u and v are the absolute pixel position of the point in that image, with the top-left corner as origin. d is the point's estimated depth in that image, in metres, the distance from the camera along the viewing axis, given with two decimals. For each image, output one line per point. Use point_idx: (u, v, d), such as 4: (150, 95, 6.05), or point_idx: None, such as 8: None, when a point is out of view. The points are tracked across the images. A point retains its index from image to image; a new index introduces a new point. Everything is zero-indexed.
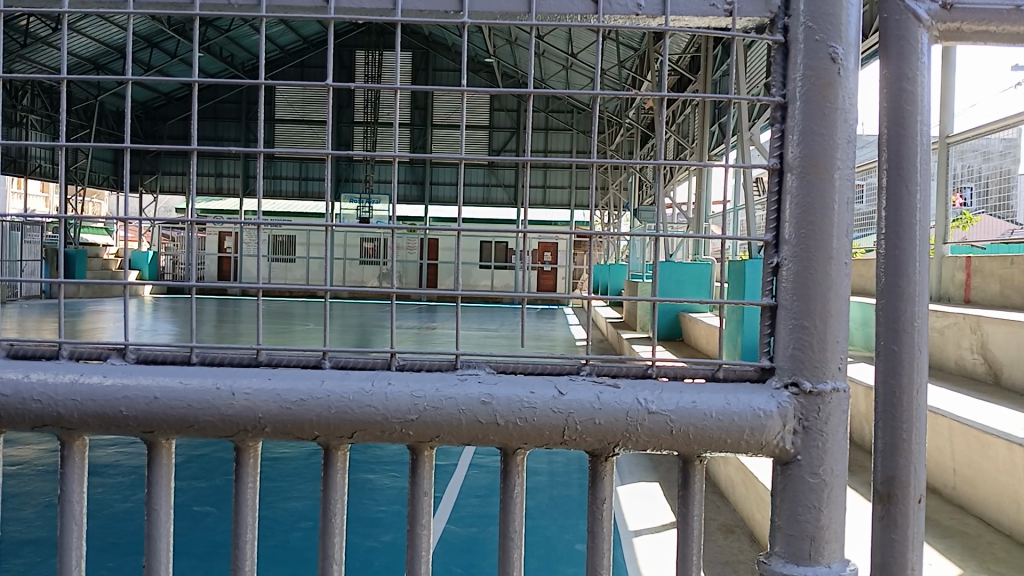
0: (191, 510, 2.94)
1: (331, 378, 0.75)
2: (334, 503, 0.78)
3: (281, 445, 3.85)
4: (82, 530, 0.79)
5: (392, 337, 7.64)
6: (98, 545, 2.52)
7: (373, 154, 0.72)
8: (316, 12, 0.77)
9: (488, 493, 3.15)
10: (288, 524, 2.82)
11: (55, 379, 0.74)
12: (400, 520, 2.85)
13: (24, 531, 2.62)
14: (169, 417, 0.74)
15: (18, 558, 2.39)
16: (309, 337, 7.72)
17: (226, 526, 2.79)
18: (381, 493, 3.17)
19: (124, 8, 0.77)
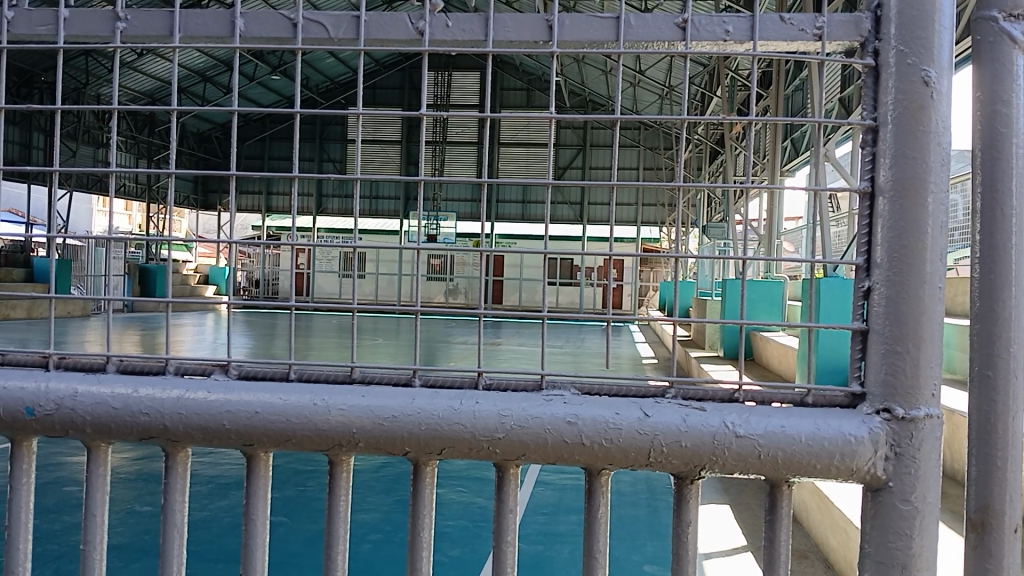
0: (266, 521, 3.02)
1: (422, 396, 0.77)
2: (422, 517, 0.80)
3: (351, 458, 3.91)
4: (182, 537, 0.83)
5: (458, 354, 7.71)
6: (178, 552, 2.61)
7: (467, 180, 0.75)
8: (410, 44, 0.80)
9: (555, 511, 3.14)
10: (358, 536, 2.87)
11: (162, 394, 0.78)
12: (467, 536, 2.87)
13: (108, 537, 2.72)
14: (269, 431, 0.77)
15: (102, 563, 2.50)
16: (379, 352, 7.86)
17: (299, 536, 2.85)
18: (449, 508, 3.20)
19: (232, 42, 0.81)
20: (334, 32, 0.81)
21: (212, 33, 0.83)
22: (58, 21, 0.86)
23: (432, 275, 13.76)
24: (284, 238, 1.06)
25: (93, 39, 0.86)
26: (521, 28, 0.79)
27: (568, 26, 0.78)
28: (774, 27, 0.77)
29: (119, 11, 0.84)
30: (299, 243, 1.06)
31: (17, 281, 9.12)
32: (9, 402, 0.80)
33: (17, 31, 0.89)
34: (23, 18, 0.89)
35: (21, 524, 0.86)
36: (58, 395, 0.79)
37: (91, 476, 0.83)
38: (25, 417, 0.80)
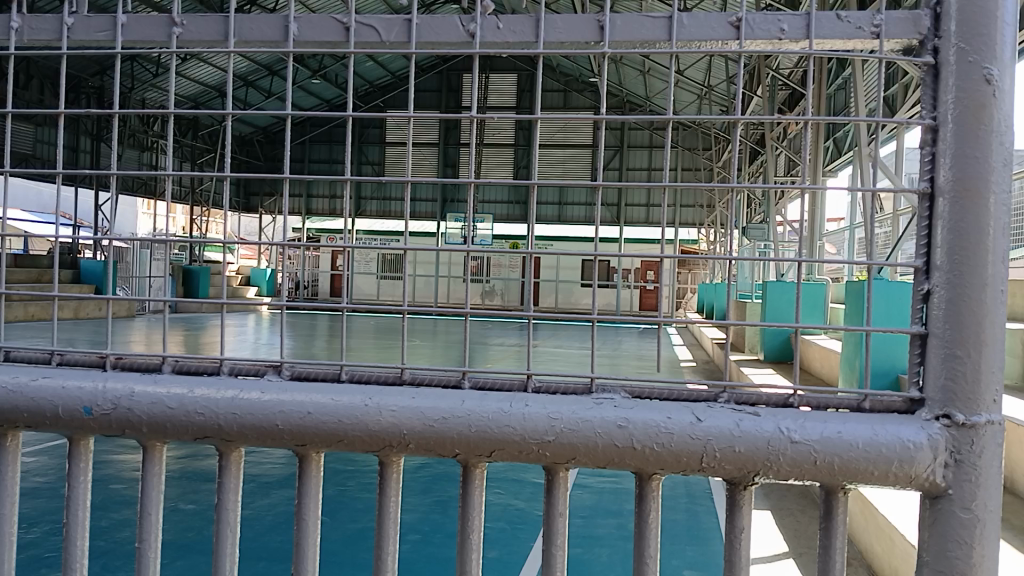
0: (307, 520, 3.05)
1: (471, 398, 0.77)
2: (471, 520, 0.80)
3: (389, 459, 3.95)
4: (234, 536, 0.84)
5: (494, 355, 7.74)
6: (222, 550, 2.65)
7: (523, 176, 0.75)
8: (463, 45, 0.81)
9: (594, 514, 3.13)
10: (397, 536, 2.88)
11: (217, 394, 0.80)
12: (505, 537, 2.87)
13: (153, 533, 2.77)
14: (321, 431, 0.78)
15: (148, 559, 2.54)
16: (417, 353, 7.91)
17: (338, 535, 2.87)
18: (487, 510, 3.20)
19: (286, 46, 0.83)
20: (388, 37, 0.82)
21: (267, 37, 0.84)
22: (116, 27, 0.88)
23: (468, 277, 13.83)
24: (333, 240, 1.08)
25: (149, 45, 0.89)
26: (571, 29, 0.79)
27: (619, 27, 0.78)
28: (831, 25, 0.76)
29: (176, 16, 0.86)
30: (346, 245, 1.07)
31: (65, 281, 9.34)
32: (67, 400, 0.82)
33: (77, 36, 0.91)
34: (83, 24, 0.91)
35: (77, 521, 0.88)
36: (115, 394, 0.81)
37: (147, 474, 0.85)
38: (83, 415, 0.81)
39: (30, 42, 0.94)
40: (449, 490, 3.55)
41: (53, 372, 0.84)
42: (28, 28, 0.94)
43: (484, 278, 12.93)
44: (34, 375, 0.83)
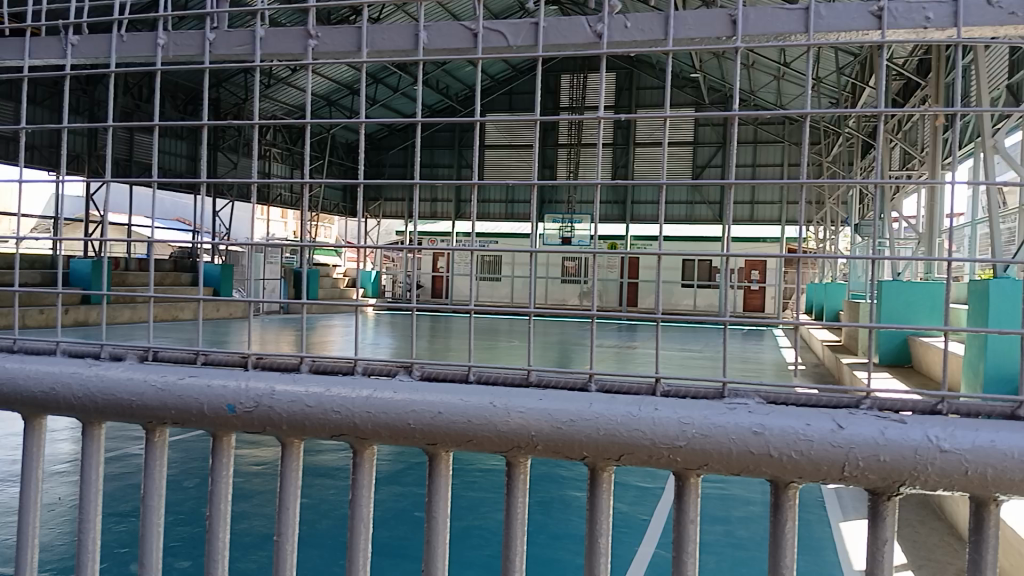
0: (413, 515, 3.10)
1: (599, 402, 0.77)
2: (599, 522, 0.79)
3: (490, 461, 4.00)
4: (367, 534, 0.85)
5: (594, 357, 7.73)
6: (331, 544, 2.72)
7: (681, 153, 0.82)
8: (589, 45, 0.90)
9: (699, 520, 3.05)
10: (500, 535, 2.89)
11: (352, 394, 0.82)
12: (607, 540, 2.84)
13: (267, 525, 2.88)
14: (452, 430, 0.79)
15: (265, 549, 2.63)
16: (515, 353, 7.97)
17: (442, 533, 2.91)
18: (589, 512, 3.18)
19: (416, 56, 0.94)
20: (514, 40, 0.92)
21: (399, 45, 0.98)
22: (255, 40, 1.01)
23: (567, 278, 13.83)
24: (434, 244, 1.13)
25: (285, 57, 1.02)
26: (701, 26, 0.86)
27: (751, 22, 0.84)
28: (980, 12, 0.80)
29: (310, 29, 1.00)
30: (447, 248, 1.13)
31: (185, 284, 9.85)
32: (212, 398, 0.85)
33: (217, 49, 1.03)
34: (222, 39, 1.03)
35: (218, 515, 0.88)
36: (257, 393, 0.84)
37: (285, 472, 0.87)
38: (227, 413, 0.85)
39: (173, 56, 1.07)
40: (550, 491, 3.53)
41: (200, 371, 0.89)
42: (174, 44, 1.07)
43: (583, 279, 12.93)
44: (182, 374, 0.88)
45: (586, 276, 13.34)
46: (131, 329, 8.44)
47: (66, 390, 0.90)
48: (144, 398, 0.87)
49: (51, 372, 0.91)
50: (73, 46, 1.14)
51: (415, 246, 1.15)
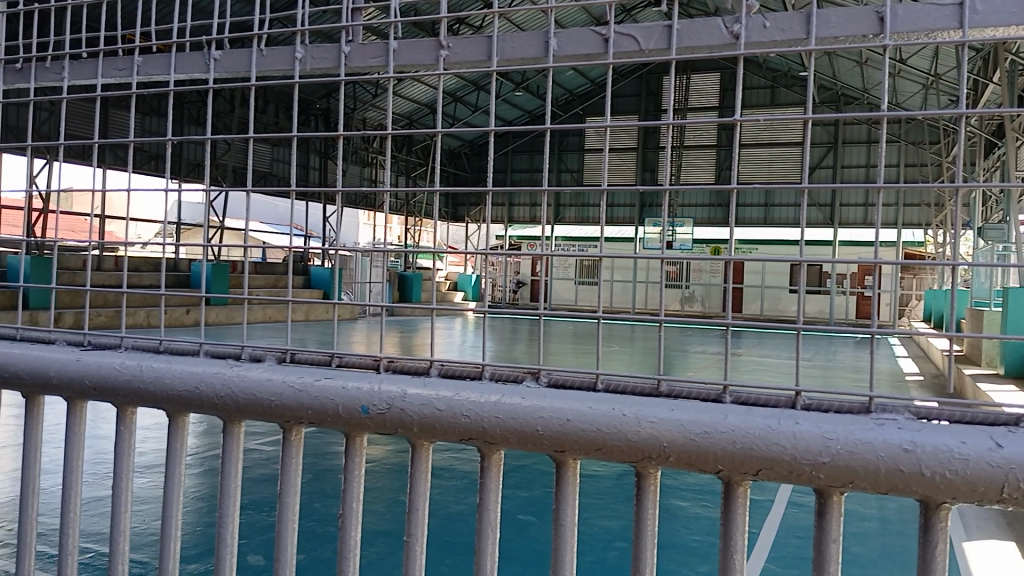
0: (515, 518, 3.15)
1: (735, 413, 0.75)
2: (735, 539, 0.77)
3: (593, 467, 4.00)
4: (494, 538, 0.85)
5: (696, 364, 7.62)
6: (438, 543, 2.77)
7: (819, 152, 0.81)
8: (725, 46, 0.89)
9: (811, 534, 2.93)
10: (604, 542, 2.87)
11: (481, 399, 0.83)
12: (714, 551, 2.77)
13: (376, 522, 2.96)
14: (581, 438, 0.79)
15: (373, 546, 2.71)
16: (614, 359, 7.95)
17: (545, 537, 2.92)
18: (694, 521, 3.12)
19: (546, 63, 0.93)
20: (646, 45, 0.93)
21: (527, 53, 0.95)
22: (389, 53, 1.00)
23: (669, 283, 13.66)
24: (536, 247, 1.14)
25: (420, 67, 1.01)
26: (846, 24, 0.83)
27: (899, 18, 0.82)
28: None
29: (443, 41, 0.98)
30: (547, 254, 1.12)
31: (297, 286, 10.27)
32: (347, 400, 0.88)
33: (352, 61, 1.03)
34: (359, 51, 1.02)
35: (350, 514, 0.90)
36: (389, 395, 0.86)
37: (414, 473, 0.88)
38: (360, 414, 0.87)
39: (309, 68, 1.07)
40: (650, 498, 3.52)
41: (334, 373, 0.91)
42: (311, 58, 1.08)
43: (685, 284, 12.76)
44: (318, 376, 0.91)
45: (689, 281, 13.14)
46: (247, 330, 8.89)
47: (208, 390, 0.94)
48: (283, 398, 0.91)
49: (195, 372, 0.96)
50: (215, 61, 1.13)
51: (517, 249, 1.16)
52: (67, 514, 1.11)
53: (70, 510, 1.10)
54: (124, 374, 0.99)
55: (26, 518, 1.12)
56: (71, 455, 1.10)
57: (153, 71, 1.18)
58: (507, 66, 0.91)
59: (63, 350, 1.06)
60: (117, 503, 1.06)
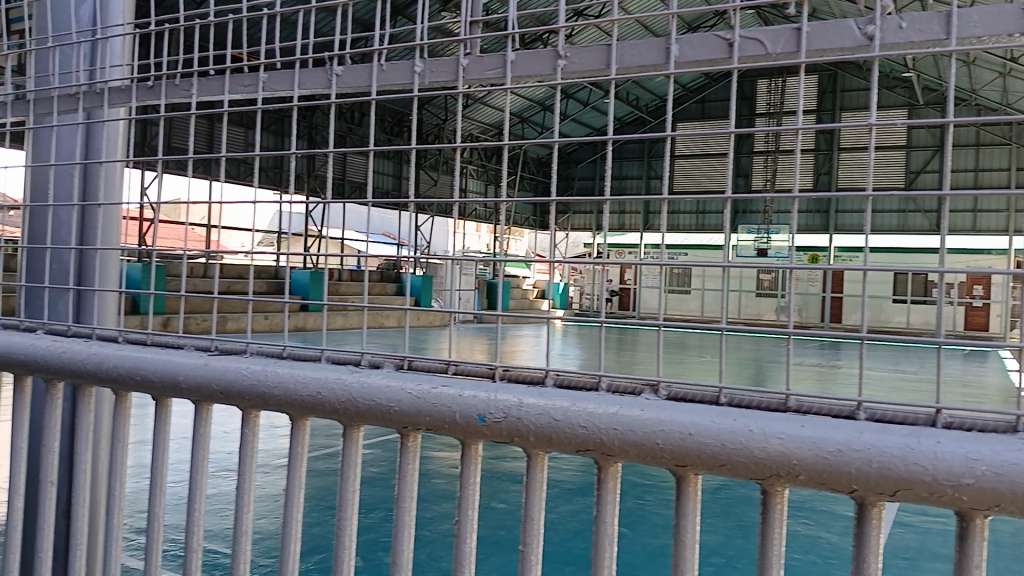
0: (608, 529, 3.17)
1: (870, 430, 0.72)
2: (867, 558, 0.74)
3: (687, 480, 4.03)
4: (613, 549, 0.84)
5: (790, 377, 7.54)
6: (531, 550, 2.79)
7: (961, 161, 0.74)
8: (857, 50, 0.80)
9: (920, 556, 2.80)
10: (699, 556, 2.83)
11: (599, 410, 0.81)
12: (816, 570, 2.68)
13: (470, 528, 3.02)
14: (704, 453, 0.77)
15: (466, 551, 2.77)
16: (705, 369, 7.97)
17: (640, 549, 2.90)
18: (793, 538, 3.04)
19: (667, 68, 0.87)
20: (773, 49, 0.84)
21: (647, 61, 0.90)
22: (506, 64, 0.97)
23: (761, 291, 13.53)
24: (627, 256, 1.10)
25: (536, 78, 0.98)
26: (991, 23, 0.74)
27: None
28: None
29: (561, 50, 0.94)
30: (638, 263, 1.09)
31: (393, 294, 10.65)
32: (463, 407, 0.88)
33: (470, 75, 1.00)
34: (476, 64, 1.00)
35: (466, 520, 0.91)
36: (506, 404, 0.86)
37: (530, 483, 0.87)
38: (477, 422, 0.87)
39: (428, 83, 1.05)
40: (746, 513, 3.47)
41: (451, 381, 0.92)
42: (429, 71, 1.05)
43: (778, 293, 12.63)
44: (435, 383, 0.92)
45: (783, 289, 12.97)
46: (345, 335, 9.32)
47: (330, 396, 0.97)
48: (401, 405, 0.92)
49: (318, 378, 0.98)
50: (337, 77, 1.14)
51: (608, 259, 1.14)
52: (193, 512, 1.10)
53: (195, 508, 1.09)
54: (249, 378, 1.03)
55: (154, 515, 1.13)
56: (197, 453, 1.10)
57: (276, 87, 1.21)
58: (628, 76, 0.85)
59: (192, 355, 1.10)
60: (241, 501, 1.05)
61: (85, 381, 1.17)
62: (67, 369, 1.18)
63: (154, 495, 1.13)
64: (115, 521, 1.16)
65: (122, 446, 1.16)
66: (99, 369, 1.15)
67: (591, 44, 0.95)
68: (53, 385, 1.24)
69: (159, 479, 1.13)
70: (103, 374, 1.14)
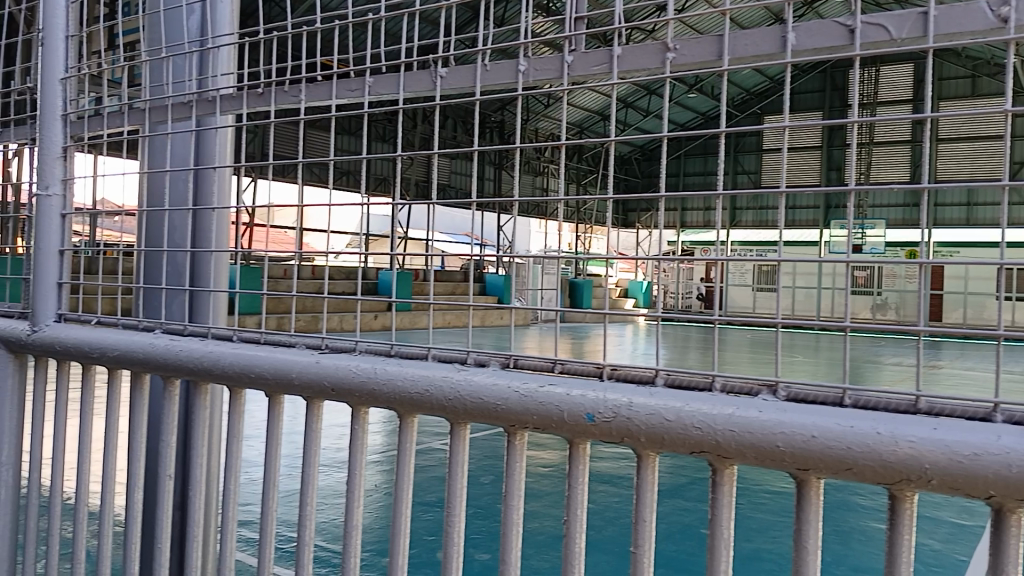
0: (699, 532, 3.21)
1: (1008, 434, 0.67)
2: (1004, 566, 0.70)
3: (778, 483, 4.06)
4: (730, 550, 0.82)
5: (887, 379, 7.43)
6: (618, 550, 2.86)
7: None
8: (989, 34, 0.76)
9: None
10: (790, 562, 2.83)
11: (715, 410, 0.79)
12: None
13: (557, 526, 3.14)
14: (828, 456, 0.74)
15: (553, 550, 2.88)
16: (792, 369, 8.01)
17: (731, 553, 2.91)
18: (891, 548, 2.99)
19: (784, 56, 0.84)
20: (898, 33, 0.80)
21: (762, 51, 0.87)
22: (613, 59, 0.97)
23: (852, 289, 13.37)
24: (714, 254, 1.07)
25: (644, 72, 0.96)
26: None
27: None
28: None
29: (669, 43, 0.92)
30: (727, 259, 1.06)
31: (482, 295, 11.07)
32: (572, 407, 0.87)
33: (575, 72, 1.00)
34: (581, 60, 0.99)
35: (575, 520, 0.90)
36: (616, 403, 0.85)
37: (640, 485, 0.86)
38: (586, 422, 0.86)
39: (532, 82, 1.04)
40: (843, 519, 3.44)
41: (557, 380, 0.91)
42: (533, 68, 1.04)
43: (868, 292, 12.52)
44: (541, 382, 0.91)
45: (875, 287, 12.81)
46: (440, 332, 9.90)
47: (438, 393, 0.98)
48: (508, 403, 0.92)
49: (424, 376, 0.99)
50: (442, 78, 1.13)
51: (689, 256, 1.11)
52: (305, 508, 1.12)
53: (307, 503, 1.12)
54: (359, 376, 1.04)
55: (267, 509, 1.16)
56: (308, 448, 1.12)
57: (380, 91, 1.21)
58: (745, 65, 0.82)
59: (303, 354, 1.13)
60: (352, 497, 1.08)
61: (201, 378, 1.22)
62: (183, 367, 1.23)
63: (267, 488, 1.16)
64: (231, 514, 1.20)
65: (236, 441, 1.20)
66: (216, 366, 1.19)
67: (701, 36, 0.93)
68: (171, 383, 1.29)
69: (272, 474, 1.17)
70: (220, 372, 1.18)
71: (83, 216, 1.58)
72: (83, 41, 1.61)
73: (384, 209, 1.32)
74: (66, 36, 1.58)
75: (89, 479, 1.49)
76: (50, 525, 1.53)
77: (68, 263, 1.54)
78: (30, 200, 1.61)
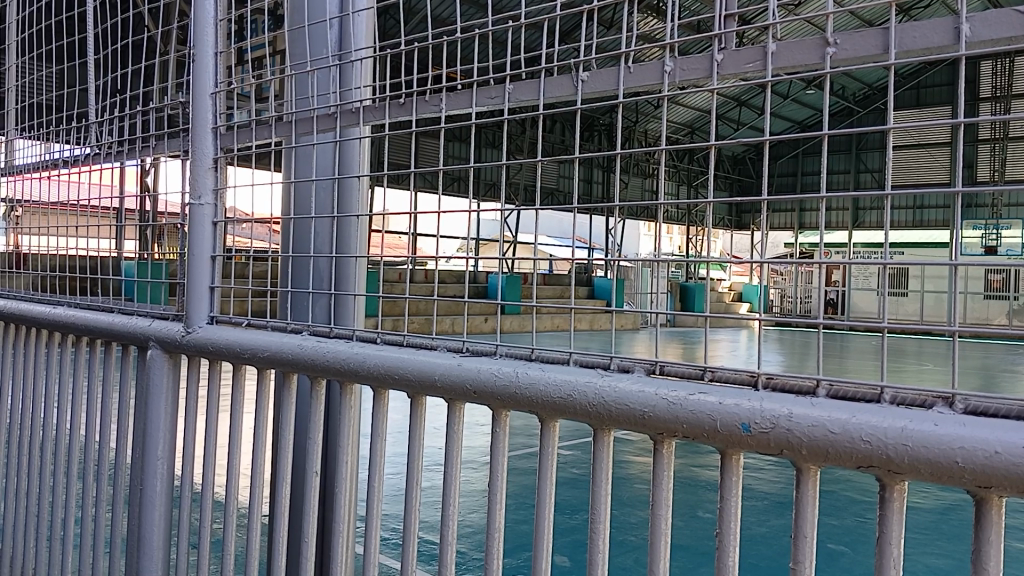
0: (826, 547, 3.13)
1: None
2: None
3: (912, 496, 3.95)
4: (898, 562, 0.78)
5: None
6: (743, 563, 2.88)
7: None
8: None
9: None
10: None
11: (883, 422, 0.76)
12: None
13: (679, 536, 3.22)
14: (1012, 475, 0.69)
15: (676, 560, 2.95)
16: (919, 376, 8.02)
17: (863, 569, 2.89)
18: None
19: (957, 46, 0.80)
20: None
21: (932, 43, 0.83)
22: (766, 56, 0.94)
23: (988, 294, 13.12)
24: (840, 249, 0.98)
25: (804, 69, 0.93)
26: None
27: None
28: None
29: (831, 37, 0.89)
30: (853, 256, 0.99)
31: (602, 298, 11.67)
32: (727, 417, 0.85)
33: (725, 70, 0.98)
34: (730, 58, 0.98)
35: (730, 532, 0.87)
36: (775, 414, 0.82)
37: (803, 496, 0.83)
38: (742, 432, 0.84)
39: (678, 81, 1.03)
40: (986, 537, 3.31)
41: (707, 387, 0.88)
42: (681, 69, 1.02)
43: None
44: (691, 390, 0.89)
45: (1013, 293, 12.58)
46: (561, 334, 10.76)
47: (581, 398, 0.97)
48: (656, 410, 0.90)
49: (569, 380, 0.99)
50: (583, 80, 1.13)
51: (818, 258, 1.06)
52: (447, 508, 1.14)
53: (450, 502, 1.13)
54: (502, 380, 1.05)
55: (410, 509, 1.18)
56: (452, 449, 1.13)
57: (522, 97, 1.22)
58: (908, 61, 0.79)
59: (445, 357, 1.15)
60: (494, 499, 1.08)
61: (347, 379, 1.26)
62: (331, 367, 1.28)
63: (410, 488, 1.18)
64: (376, 511, 1.23)
65: (379, 438, 1.23)
66: (362, 368, 1.22)
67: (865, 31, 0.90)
68: (318, 384, 1.33)
69: (415, 475, 1.19)
70: (365, 373, 1.22)
71: (232, 223, 1.66)
72: (230, 57, 1.70)
73: (490, 212, 1.15)
74: (216, 52, 1.65)
75: (236, 478, 1.55)
76: (200, 518, 1.61)
77: (219, 268, 1.61)
78: (182, 210, 1.70)
